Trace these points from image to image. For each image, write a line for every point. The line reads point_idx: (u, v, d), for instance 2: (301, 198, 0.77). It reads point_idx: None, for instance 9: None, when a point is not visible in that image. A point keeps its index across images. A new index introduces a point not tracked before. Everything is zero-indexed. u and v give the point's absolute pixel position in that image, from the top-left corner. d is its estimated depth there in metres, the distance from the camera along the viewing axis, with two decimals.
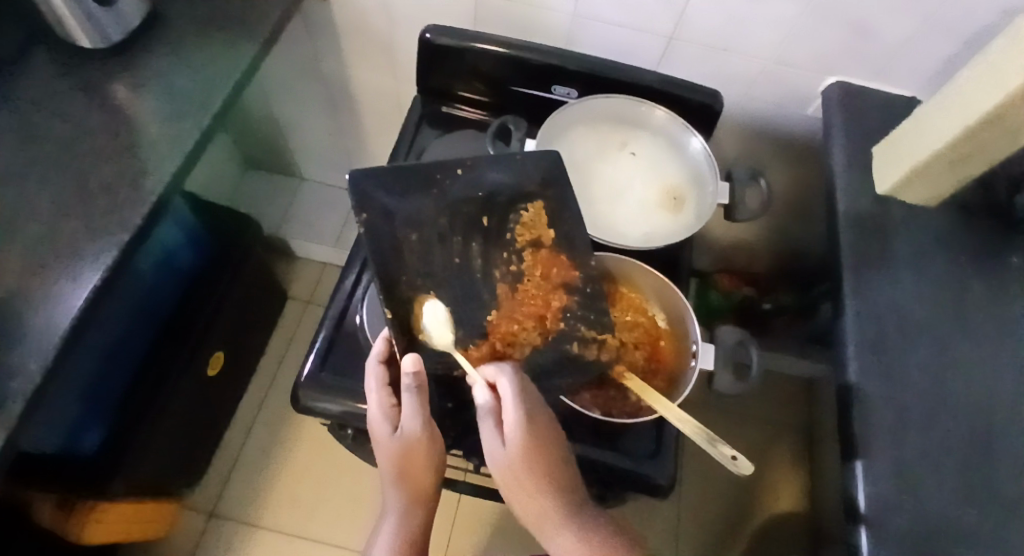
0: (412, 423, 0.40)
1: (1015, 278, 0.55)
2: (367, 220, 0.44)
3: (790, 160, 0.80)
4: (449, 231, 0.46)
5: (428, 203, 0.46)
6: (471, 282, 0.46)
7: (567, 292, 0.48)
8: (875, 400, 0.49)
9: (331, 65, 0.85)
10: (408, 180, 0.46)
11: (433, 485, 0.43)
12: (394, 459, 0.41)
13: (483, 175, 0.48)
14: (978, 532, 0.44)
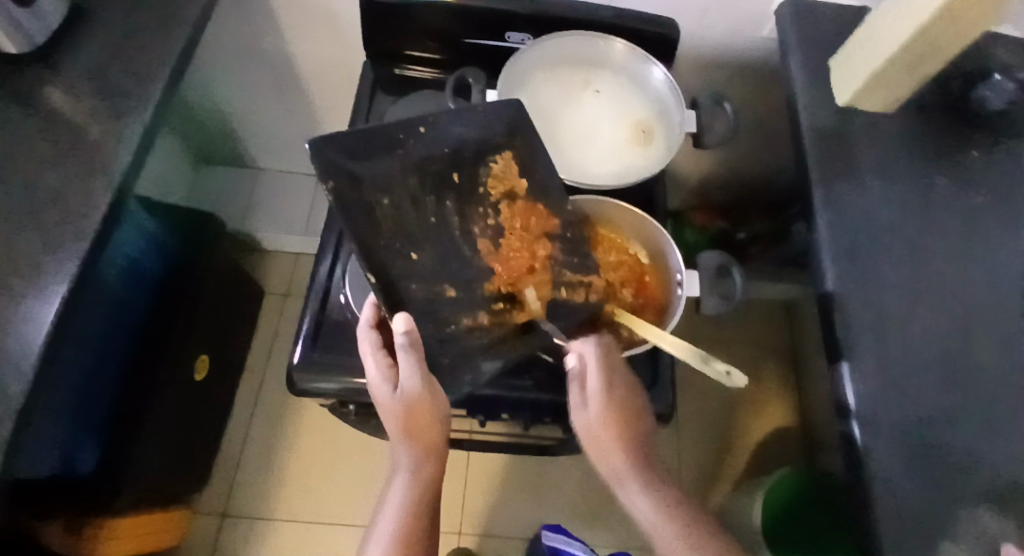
0: (412, 379, 0.42)
1: (974, 169, 0.57)
2: (334, 187, 0.43)
3: (749, 86, 0.81)
4: (420, 191, 0.46)
5: (395, 164, 0.46)
6: (450, 241, 0.46)
7: (549, 239, 0.48)
8: (855, 304, 0.51)
9: (271, 43, 0.81)
10: (371, 143, 0.45)
11: (440, 436, 0.46)
12: (398, 415, 0.44)
13: (446, 130, 0.48)
14: (962, 410, 0.46)
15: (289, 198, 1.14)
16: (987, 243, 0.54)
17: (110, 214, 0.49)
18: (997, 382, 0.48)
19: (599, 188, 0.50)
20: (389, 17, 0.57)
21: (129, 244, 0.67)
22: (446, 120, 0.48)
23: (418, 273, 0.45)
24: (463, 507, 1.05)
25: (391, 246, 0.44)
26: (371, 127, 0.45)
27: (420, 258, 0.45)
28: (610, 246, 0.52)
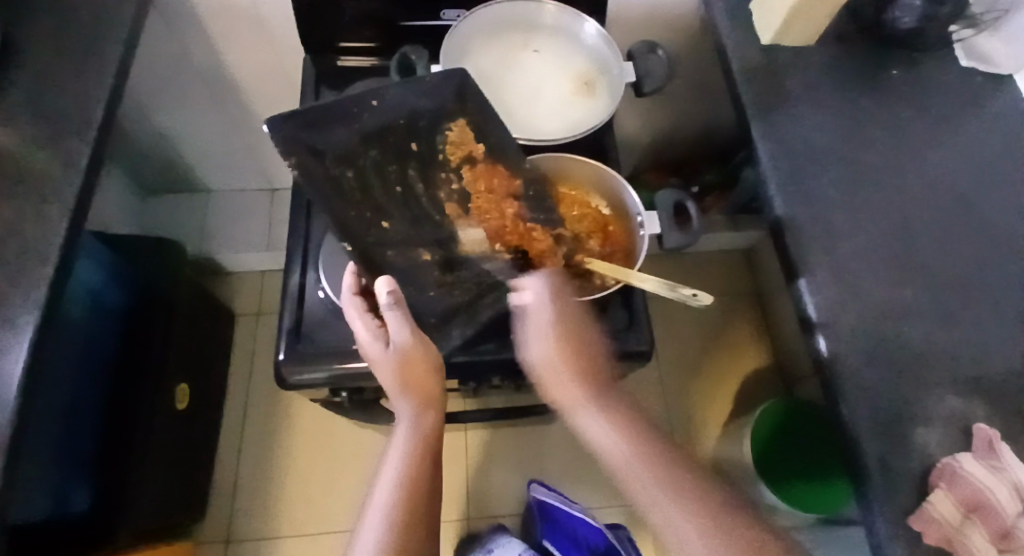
0: (402, 330, 0.44)
1: (892, 86, 0.62)
2: (297, 162, 0.44)
3: (680, 42, 0.84)
4: (381, 161, 0.48)
5: (353, 137, 0.47)
6: (418, 207, 0.49)
7: (514, 198, 0.51)
8: (803, 223, 0.54)
9: (205, 57, 0.80)
10: (327, 115, 0.46)
11: (437, 388, 0.47)
12: (393, 370, 0.45)
13: (398, 99, 0.49)
14: (910, 303, 0.50)
15: (246, 214, 1.13)
16: (912, 151, 0.58)
17: (69, 237, 0.48)
18: (938, 273, 0.52)
19: (552, 143, 0.53)
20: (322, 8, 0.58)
21: (85, 275, 0.66)
22: (397, 91, 0.49)
23: (391, 239, 0.47)
24: (467, 494, 1.06)
25: (361, 220, 0.46)
26: (324, 104, 0.46)
27: (392, 225, 0.47)
28: (571, 200, 0.54)
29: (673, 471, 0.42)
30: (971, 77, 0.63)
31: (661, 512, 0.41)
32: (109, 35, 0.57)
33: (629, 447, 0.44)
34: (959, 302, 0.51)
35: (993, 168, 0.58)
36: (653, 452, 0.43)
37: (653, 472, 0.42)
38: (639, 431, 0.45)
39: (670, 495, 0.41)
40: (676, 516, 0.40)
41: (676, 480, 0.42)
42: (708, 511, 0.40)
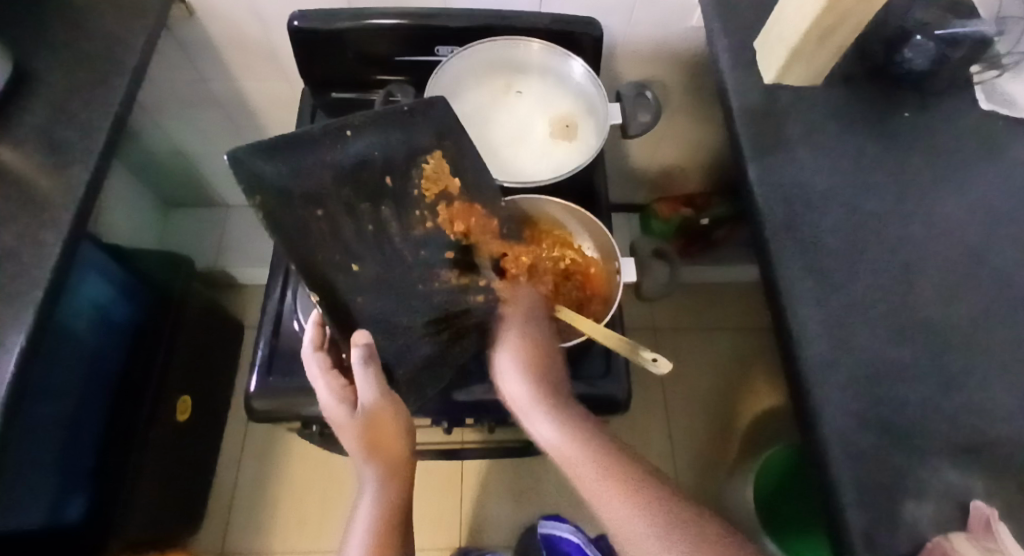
0: (369, 392, 0.45)
1: (903, 130, 0.59)
2: (261, 201, 0.44)
3: (688, 75, 0.83)
4: (354, 200, 0.49)
5: (325, 172, 0.48)
6: (389, 249, 0.50)
7: (488, 237, 0.54)
8: (796, 272, 0.52)
9: (220, 83, 0.83)
10: (298, 149, 0.46)
11: (405, 449, 0.48)
12: (360, 431, 0.46)
13: (375, 132, 0.49)
14: (908, 364, 0.48)
15: (254, 230, 1.15)
16: (920, 200, 0.55)
17: (62, 264, 0.50)
18: (943, 333, 0.49)
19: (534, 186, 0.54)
20: (319, 44, 0.59)
21: (93, 291, 0.67)
22: (373, 122, 0.49)
23: (360, 281, 0.48)
24: (461, 519, 1.06)
25: (331, 262, 0.47)
26: (296, 133, 0.46)
27: (363, 268, 0.48)
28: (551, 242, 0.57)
29: (610, 463, 0.41)
30: (993, 120, 0.59)
31: (602, 501, 0.39)
32: (121, 66, 0.60)
33: (583, 444, 0.43)
34: (965, 366, 0.47)
35: (1011, 220, 0.54)
36: (598, 445, 0.43)
37: (597, 461, 0.42)
38: (581, 429, 0.45)
39: (608, 480, 0.40)
40: (615, 505, 0.39)
41: (616, 464, 0.41)
42: (641, 492, 0.39)
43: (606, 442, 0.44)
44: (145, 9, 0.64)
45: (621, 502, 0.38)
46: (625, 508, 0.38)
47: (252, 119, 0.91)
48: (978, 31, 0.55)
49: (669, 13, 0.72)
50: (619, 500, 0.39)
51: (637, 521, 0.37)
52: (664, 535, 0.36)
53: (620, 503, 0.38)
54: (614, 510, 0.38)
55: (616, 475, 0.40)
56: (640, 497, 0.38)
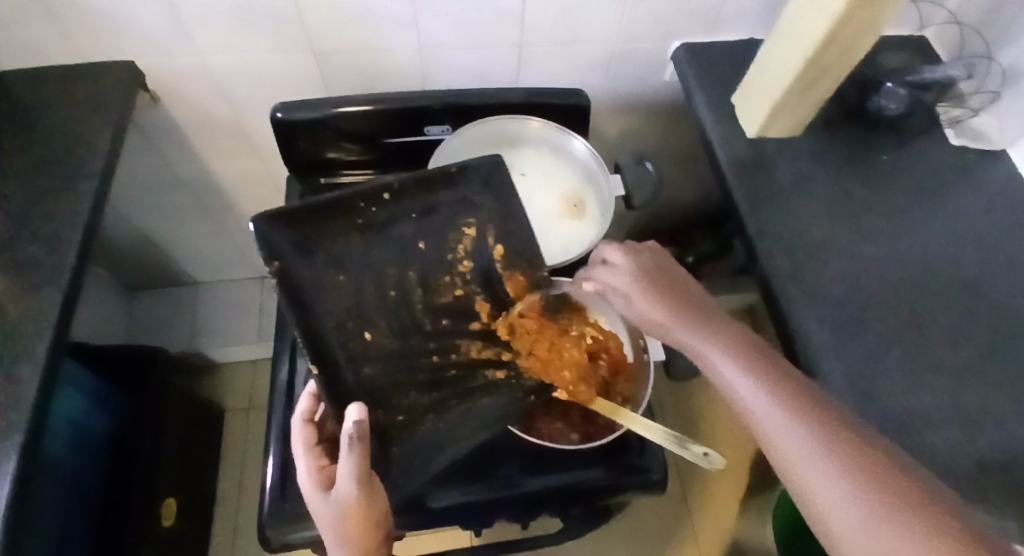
0: (348, 479, 0.41)
1: (884, 171, 0.61)
2: (279, 267, 0.50)
3: (664, 123, 0.84)
4: (379, 263, 0.52)
5: (353, 233, 0.53)
6: (409, 315, 0.52)
7: (527, 307, 0.53)
8: (809, 323, 0.51)
9: (187, 167, 0.79)
10: (332, 212, 0.52)
11: (377, 537, 0.43)
12: (335, 521, 0.42)
13: (404, 196, 0.54)
14: (940, 411, 0.47)
15: (235, 307, 1.10)
16: (912, 238, 0.57)
17: (40, 399, 0.45)
18: (962, 373, 0.49)
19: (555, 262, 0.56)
20: (304, 133, 0.58)
21: (68, 406, 0.62)
22: (411, 190, 0.54)
23: (370, 351, 0.49)
24: None
25: (341, 327, 0.49)
26: (328, 199, 0.52)
27: (374, 335, 0.50)
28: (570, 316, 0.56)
29: (823, 425, 0.35)
30: (963, 153, 0.63)
31: (804, 469, 0.34)
32: (87, 170, 0.56)
33: (786, 399, 0.37)
34: (994, 404, 0.47)
35: (999, 251, 0.56)
36: (804, 401, 0.37)
37: (805, 422, 0.36)
38: (776, 374, 0.40)
39: (816, 445, 0.34)
40: (822, 475, 0.33)
41: (825, 426, 0.35)
42: (852, 456, 0.33)
43: (809, 392, 0.38)
44: (107, 103, 0.60)
45: (831, 470, 0.33)
46: (834, 480, 0.33)
47: (221, 197, 0.87)
48: (945, 76, 0.60)
49: (644, 69, 0.73)
50: (827, 470, 0.33)
51: (845, 498, 0.32)
52: (883, 523, 0.30)
53: (831, 473, 0.33)
54: (818, 480, 0.33)
55: (828, 439, 0.34)
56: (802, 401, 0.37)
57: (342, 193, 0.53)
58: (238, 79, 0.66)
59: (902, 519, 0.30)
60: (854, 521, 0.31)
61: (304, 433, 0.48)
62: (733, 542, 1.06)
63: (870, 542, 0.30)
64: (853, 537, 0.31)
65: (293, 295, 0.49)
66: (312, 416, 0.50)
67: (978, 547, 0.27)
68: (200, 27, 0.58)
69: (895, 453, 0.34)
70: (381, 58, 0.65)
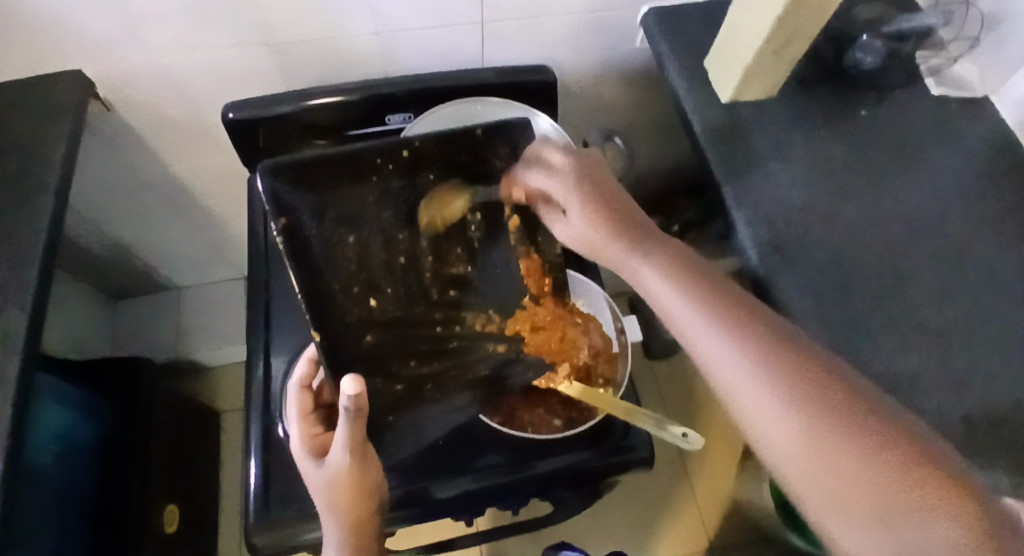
0: (340, 447, 0.40)
1: (862, 128, 0.60)
2: (285, 225, 0.43)
3: (639, 91, 0.82)
4: (393, 227, 0.47)
5: (367, 195, 0.45)
6: (417, 283, 0.48)
7: (537, 290, 0.51)
8: (791, 291, 0.50)
9: (154, 171, 0.77)
10: (347, 166, 0.44)
11: (370, 509, 0.43)
12: (325, 488, 0.42)
13: (433, 151, 0.46)
14: (924, 371, 0.46)
15: (223, 310, 1.10)
16: (893, 195, 0.56)
17: (16, 424, 0.45)
18: (946, 331, 0.48)
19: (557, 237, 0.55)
20: (261, 130, 0.57)
21: (51, 421, 0.61)
22: (433, 151, 0.46)
23: (377, 319, 0.46)
24: None
25: (347, 293, 0.45)
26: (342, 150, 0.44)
27: (381, 302, 0.46)
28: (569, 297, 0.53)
29: (774, 357, 0.35)
30: (945, 104, 0.61)
31: (749, 398, 0.36)
32: (44, 186, 0.55)
33: (731, 330, 0.38)
34: (979, 362, 0.47)
35: (981, 203, 0.55)
36: (745, 331, 0.38)
37: (748, 352, 0.36)
38: (729, 309, 0.39)
39: (759, 373, 0.35)
40: (766, 404, 0.35)
41: (784, 371, 0.35)
42: (794, 381, 0.34)
43: (766, 323, 0.38)
44: (58, 114, 0.58)
45: (770, 395, 0.35)
46: (777, 408, 0.34)
47: (193, 200, 0.86)
48: (922, 25, 0.58)
49: (614, 37, 0.71)
50: (770, 397, 0.35)
51: (786, 423, 0.34)
52: (842, 454, 0.31)
53: (774, 401, 0.34)
54: (762, 407, 0.35)
55: (791, 391, 0.34)
56: (752, 330, 0.37)
57: (357, 147, 0.44)
58: (195, 78, 0.64)
59: (842, 441, 0.32)
60: (794, 444, 0.33)
61: (299, 399, 0.48)
62: (733, 504, 1.07)
63: (808, 464, 0.32)
64: (795, 460, 0.33)
65: (299, 256, 0.43)
66: (309, 383, 0.49)
67: (909, 459, 0.30)
68: (148, 26, 0.56)
69: (830, 366, 0.35)
70: (340, 46, 0.63)
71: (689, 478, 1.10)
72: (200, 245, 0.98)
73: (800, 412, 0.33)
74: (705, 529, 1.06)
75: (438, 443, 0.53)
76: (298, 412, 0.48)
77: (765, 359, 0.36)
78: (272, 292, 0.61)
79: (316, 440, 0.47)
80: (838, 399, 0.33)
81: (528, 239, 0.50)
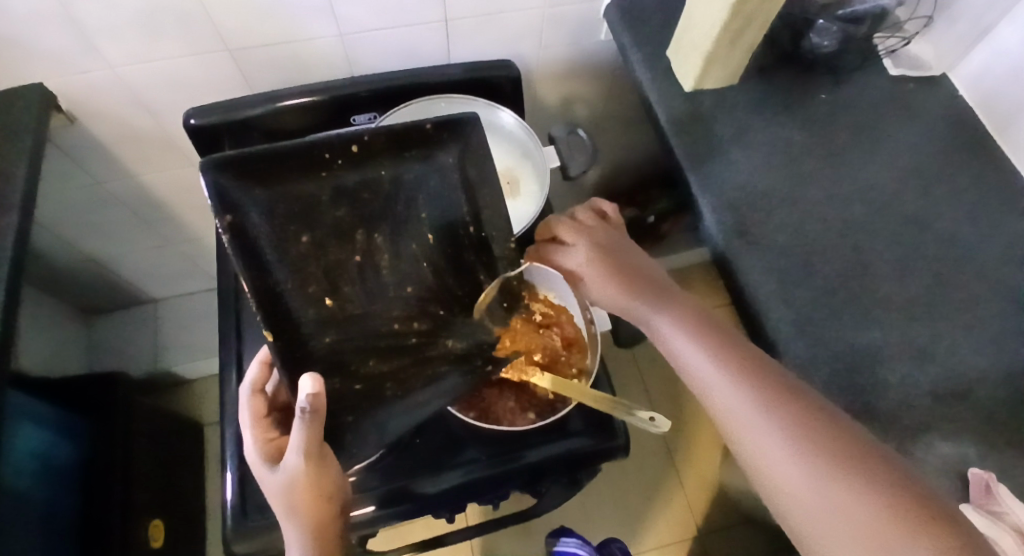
0: (296, 450, 0.40)
1: (822, 112, 0.61)
2: (232, 221, 0.42)
3: (607, 83, 0.83)
4: (347, 224, 0.46)
5: (322, 191, 0.45)
6: (375, 280, 0.47)
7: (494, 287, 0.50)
8: (757, 276, 0.51)
9: (122, 184, 0.77)
10: (296, 163, 0.44)
11: (332, 513, 0.43)
12: (283, 492, 0.42)
13: (384, 149, 0.46)
14: (888, 345, 0.47)
15: (202, 320, 1.09)
16: (854, 176, 0.57)
17: None
18: (907, 307, 0.49)
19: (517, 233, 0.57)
20: (224, 136, 0.57)
21: (27, 441, 0.60)
22: (385, 147, 0.46)
23: (334, 317, 0.46)
24: None
25: (303, 292, 0.45)
26: (290, 145, 0.43)
27: (338, 303, 0.46)
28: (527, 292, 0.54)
29: (799, 423, 0.37)
30: (903, 85, 0.62)
31: (768, 452, 0.37)
32: (5, 203, 0.54)
33: (747, 387, 0.40)
34: (939, 335, 0.48)
35: (938, 181, 0.56)
36: (763, 388, 0.39)
37: (762, 407, 0.38)
38: (752, 372, 0.40)
39: (781, 433, 0.37)
40: (780, 454, 0.36)
41: (802, 432, 0.36)
42: (793, 428, 0.36)
43: (792, 389, 0.39)
44: (15, 129, 0.57)
45: (787, 451, 0.36)
46: (793, 463, 0.36)
47: (163, 211, 0.85)
48: (876, 6, 0.59)
49: (578, 30, 0.71)
50: (775, 440, 0.37)
51: (791, 469, 0.36)
52: (846, 505, 0.33)
53: (778, 444, 0.37)
54: (771, 454, 0.37)
55: (810, 448, 0.35)
56: (776, 397, 0.38)
57: (305, 141, 0.44)
58: (156, 87, 0.63)
59: (844, 490, 0.33)
60: (808, 491, 0.35)
61: (252, 403, 0.49)
62: (719, 489, 1.09)
63: (818, 504, 0.34)
64: (807, 504, 0.34)
65: (249, 253, 0.43)
66: (263, 387, 0.50)
67: (909, 503, 0.32)
68: (102, 37, 0.55)
69: (849, 429, 0.36)
70: (302, 49, 0.63)
71: (676, 467, 1.11)
72: (175, 257, 0.98)
73: (816, 475, 0.35)
74: (693, 514, 1.08)
75: (415, 442, 0.54)
76: (251, 417, 0.48)
77: (796, 429, 0.36)
78: (241, 301, 0.61)
79: (271, 444, 0.47)
80: (853, 462, 0.34)
81: (482, 231, 0.49)
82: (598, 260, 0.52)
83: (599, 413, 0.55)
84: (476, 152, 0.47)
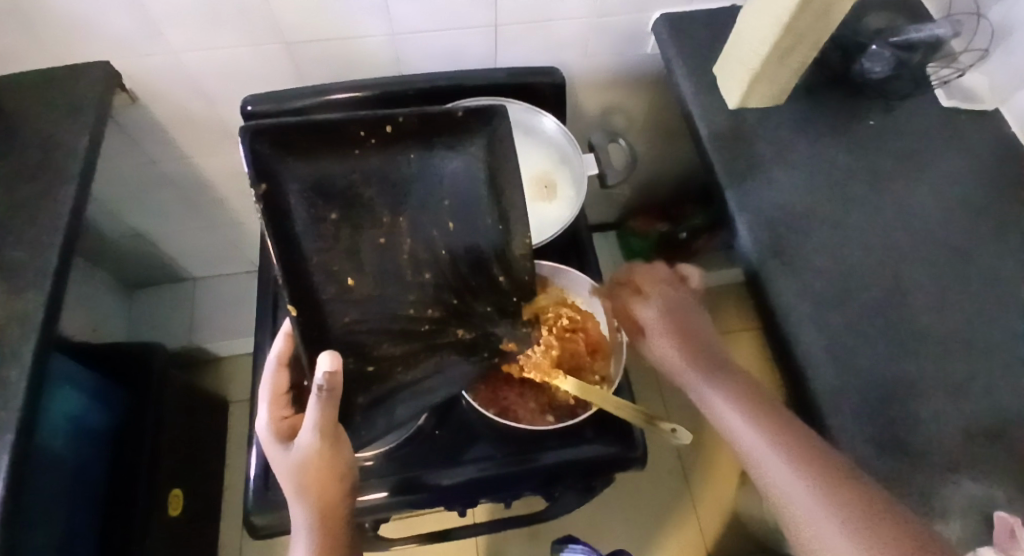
0: (310, 428, 0.41)
1: (868, 138, 0.60)
2: (265, 191, 0.44)
3: (650, 95, 0.83)
4: (374, 204, 0.48)
5: (352, 167, 0.47)
6: (395, 264, 0.49)
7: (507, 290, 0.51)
8: (788, 297, 0.51)
9: (173, 164, 0.80)
10: (328, 138, 0.46)
11: (341, 496, 0.43)
12: (295, 470, 0.42)
13: (415, 133, 0.48)
14: (922, 379, 0.46)
15: (235, 300, 1.13)
16: (898, 204, 0.55)
17: (31, 399, 0.47)
18: (946, 342, 0.48)
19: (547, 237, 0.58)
20: None
21: (66, 401, 0.63)
22: (416, 129, 0.47)
23: (353, 297, 0.48)
24: None
25: (327, 269, 0.47)
26: (323, 119, 0.45)
27: (358, 283, 0.48)
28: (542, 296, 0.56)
29: (847, 492, 0.35)
30: (956, 116, 0.61)
31: (817, 527, 0.36)
32: (65, 173, 0.57)
33: (791, 455, 0.39)
34: (978, 373, 0.46)
35: (987, 216, 0.55)
36: (808, 455, 0.38)
37: (806, 474, 0.37)
38: (796, 442, 0.39)
39: (829, 504, 0.35)
40: (826, 524, 0.35)
41: (850, 503, 0.35)
42: (833, 491, 0.36)
43: (830, 455, 0.38)
44: (81, 105, 0.60)
45: (837, 523, 0.35)
46: (846, 539, 0.34)
47: (208, 193, 0.88)
48: (931, 35, 0.58)
49: (624, 42, 0.72)
50: (822, 510, 0.36)
51: (842, 542, 0.34)
52: None
53: (828, 516, 0.35)
54: (821, 527, 0.35)
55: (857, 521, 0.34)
56: (821, 470, 0.37)
57: (340, 117, 0.45)
58: (214, 73, 0.66)
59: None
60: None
61: (275, 377, 0.50)
62: (733, 515, 1.07)
63: None
64: None
65: (277, 223, 0.45)
66: (285, 361, 0.51)
67: None
68: (168, 23, 0.58)
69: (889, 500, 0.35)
70: (355, 45, 0.65)
71: (690, 488, 1.09)
72: (215, 238, 1.01)
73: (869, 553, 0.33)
74: (704, 538, 1.06)
75: (434, 433, 0.55)
76: (271, 392, 0.49)
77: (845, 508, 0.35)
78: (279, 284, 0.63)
79: (285, 422, 0.48)
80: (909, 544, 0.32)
81: (504, 223, 0.50)
82: (667, 322, 0.52)
83: (619, 420, 0.55)
84: (502, 146, 0.49)
